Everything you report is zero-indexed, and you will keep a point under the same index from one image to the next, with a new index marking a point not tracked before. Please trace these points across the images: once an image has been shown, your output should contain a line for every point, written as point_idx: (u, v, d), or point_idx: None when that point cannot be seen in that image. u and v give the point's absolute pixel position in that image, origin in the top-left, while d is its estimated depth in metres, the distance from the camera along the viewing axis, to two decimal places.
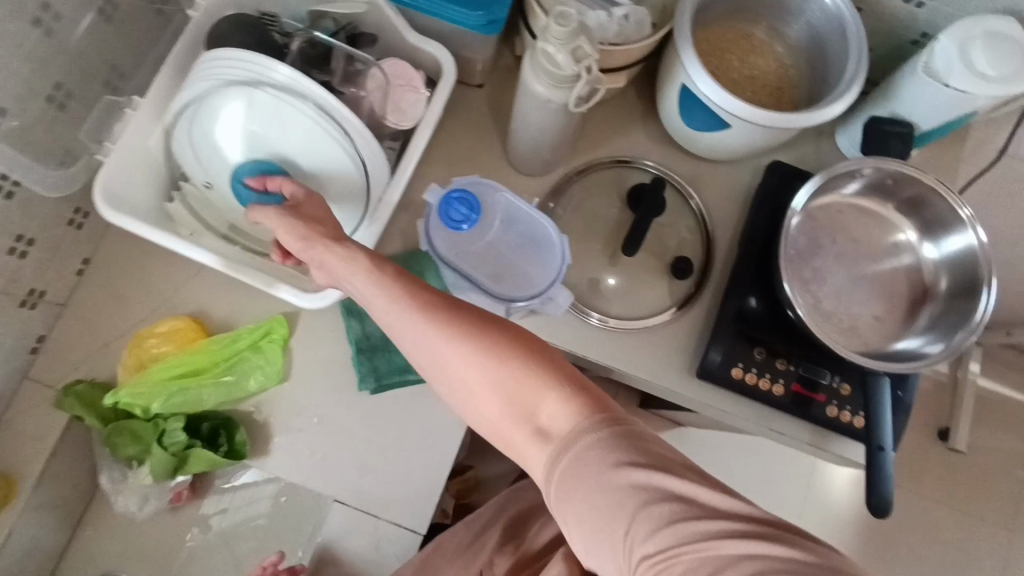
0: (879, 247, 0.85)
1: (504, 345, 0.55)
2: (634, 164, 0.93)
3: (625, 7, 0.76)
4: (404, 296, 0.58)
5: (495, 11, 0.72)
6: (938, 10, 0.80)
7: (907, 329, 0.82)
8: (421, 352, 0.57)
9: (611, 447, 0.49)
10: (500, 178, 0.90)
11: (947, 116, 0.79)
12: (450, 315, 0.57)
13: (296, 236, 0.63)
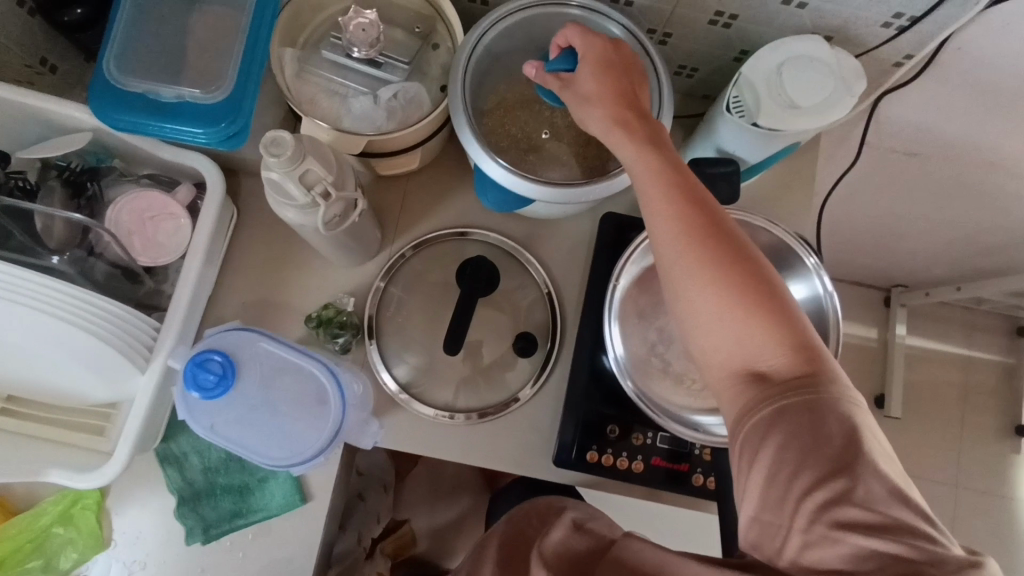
0: None
1: (742, 259, 0.53)
2: (470, 236, 0.83)
3: (390, 86, 0.68)
4: (660, 178, 0.55)
5: (231, 124, 0.62)
6: (748, 29, 0.72)
7: None
8: (671, 265, 0.55)
9: (773, 401, 0.50)
10: (313, 275, 0.80)
11: (768, 150, 0.71)
12: (701, 222, 0.54)
13: (606, 109, 0.58)
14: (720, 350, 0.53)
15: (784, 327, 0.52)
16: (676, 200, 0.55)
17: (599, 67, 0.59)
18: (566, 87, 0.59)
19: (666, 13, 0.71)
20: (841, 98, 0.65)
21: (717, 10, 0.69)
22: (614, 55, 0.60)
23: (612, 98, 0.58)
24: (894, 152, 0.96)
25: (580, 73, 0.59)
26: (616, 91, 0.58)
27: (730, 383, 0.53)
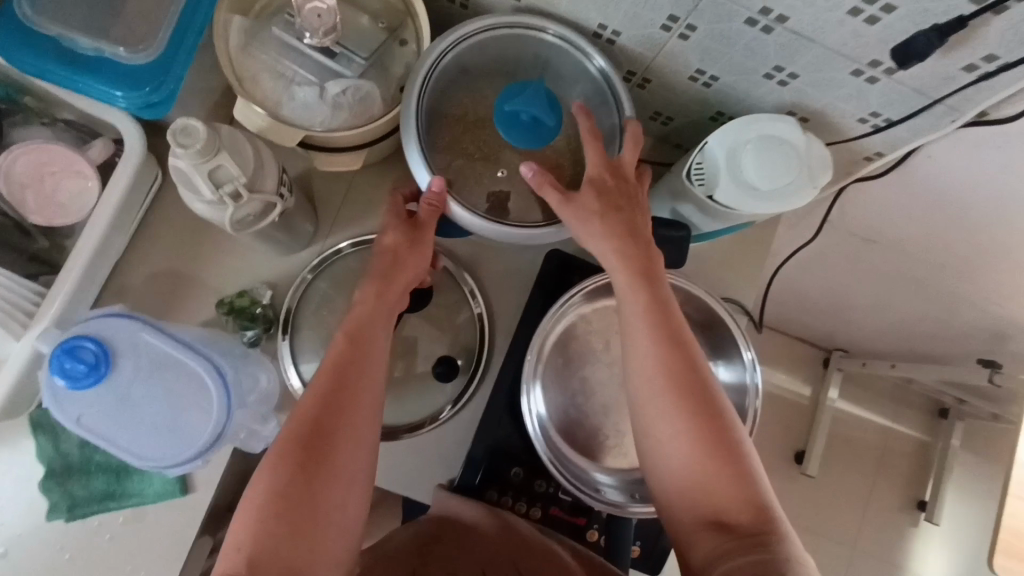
0: None
1: (716, 408, 0.52)
2: None
3: (340, 81, 0.63)
4: (646, 313, 0.55)
5: (153, 94, 0.57)
6: (727, 93, 0.69)
7: None
8: (648, 404, 0.53)
9: (734, 559, 0.45)
10: (235, 256, 0.75)
11: (723, 222, 0.69)
12: (682, 365, 0.53)
13: (609, 221, 0.58)
14: (689, 501, 0.50)
15: (749, 481, 0.49)
16: (658, 337, 0.54)
17: (598, 189, 0.60)
18: (566, 201, 0.59)
19: (647, 59, 0.68)
20: (800, 189, 0.63)
21: (701, 68, 0.66)
22: (612, 182, 0.61)
23: (612, 220, 0.59)
24: (853, 236, 0.95)
25: (582, 191, 0.60)
26: (613, 211, 0.59)
27: (695, 536, 0.49)
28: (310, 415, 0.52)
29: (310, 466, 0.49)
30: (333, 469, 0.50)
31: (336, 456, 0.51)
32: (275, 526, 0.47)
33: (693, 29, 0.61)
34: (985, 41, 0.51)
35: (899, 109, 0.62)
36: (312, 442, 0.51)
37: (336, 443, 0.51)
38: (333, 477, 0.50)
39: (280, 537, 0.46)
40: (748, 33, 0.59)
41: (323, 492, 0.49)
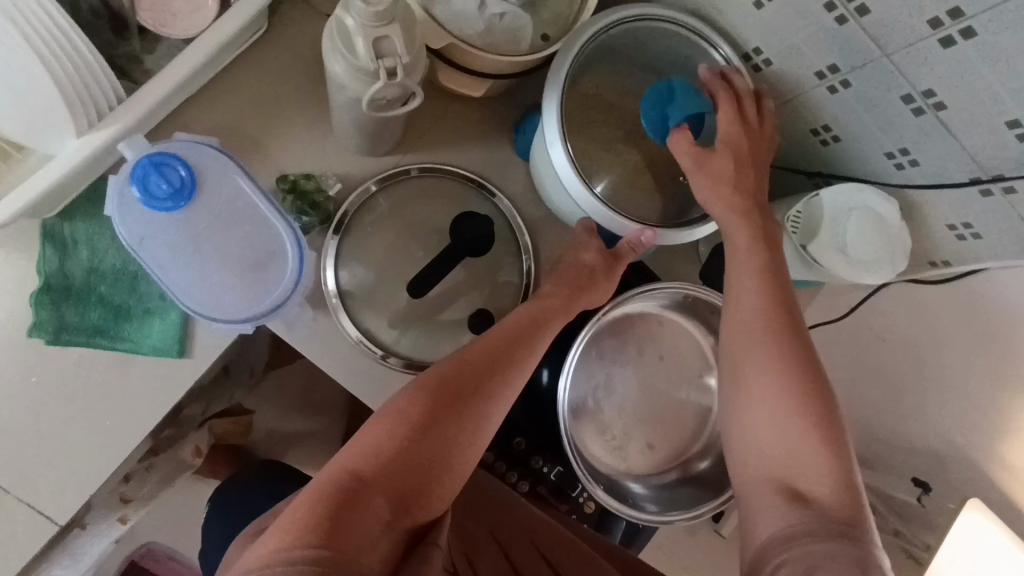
0: (687, 375, 0.77)
1: (814, 386, 0.54)
2: (486, 191, 0.77)
3: (502, 3, 0.60)
4: (762, 287, 0.59)
5: None
6: (839, 157, 0.71)
7: (663, 474, 0.74)
8: (746, 367, 0.57)
9: (805, 521, 0.47)
10: (311, 137, 0.71)
11: (797, 275, 0.71)
12: (790, 342, 0.56)
13: (733, 180, 0.62)
14: (762, 467, 0.53)
15: (835, 459, 0.51)
16: (769, 310, 0.58)
17: (732, 155, 0.62)
18: (700, 164, 0.61)
19: (781, 98, 0.69)
20: (883, 267, 0.66)
21: (829, 125, 0.68)
22: (747, 146, 0.63)
23: (737, 189, 0.62)
24: (867, 329, 1.00)
25: (719, 151, 0.61)
26: (740, 179, 0.62)
27: (765, 498, 0.51)
28: (460, 379, 0.60)
29: (446, 417, 0.57)
30: (464, 428, 0.58)
31: (465, 419, 0.58)
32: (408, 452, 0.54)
33: (846, 86, 0.62)
34: None
35: (993, 227, 0.65)
36: (453, 398, 0.59)
37: (470, 412, 0.59)
38: (458, 436, 0.57)
39: (409, 461, 0.53)
40: (896, 108, 0.61)
41: (449, 442, 0.57)
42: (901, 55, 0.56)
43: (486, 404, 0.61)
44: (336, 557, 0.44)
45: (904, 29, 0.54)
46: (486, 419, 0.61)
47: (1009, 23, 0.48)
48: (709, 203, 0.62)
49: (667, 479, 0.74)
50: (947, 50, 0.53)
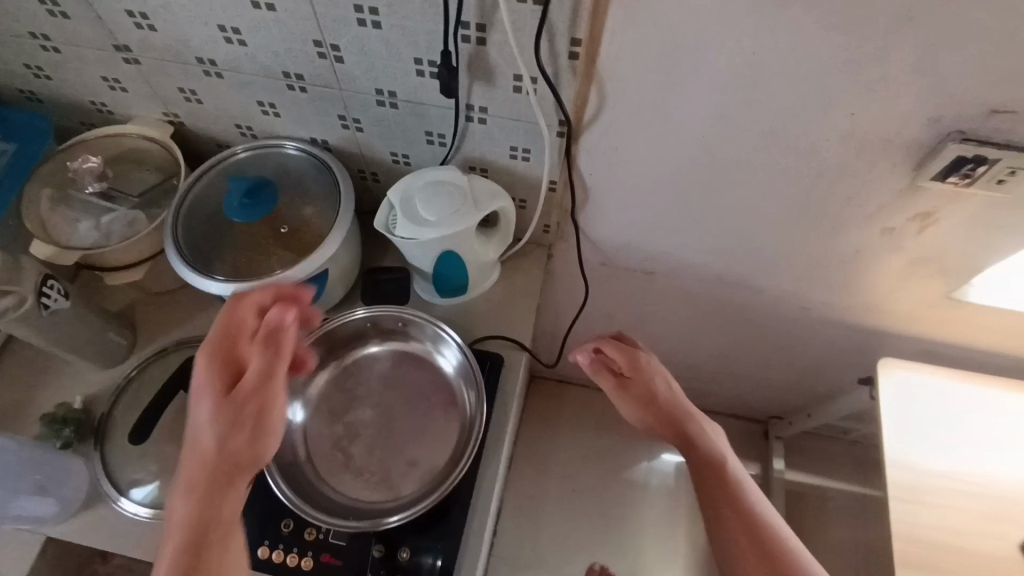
0: (416, 382, 0.85)
1: (777, 540, 0.68)
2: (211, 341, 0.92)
3: (112, 214, 0.83)
4: (704, 459, 0.76)
5: None
6: (421, 166, 0.86)
7: (436, 467, 0.79)
8: (697, 484, 0.75)
9: None
10: (66, 376, 0.90)
11: (430, 257, 0.81)
12: (733, 514, 0.71)
13: (661, 388, 0.83)
14: (737, 523, 0.70)
15: None
16: (704, 495, 0.74)
17: (653, 383, 0.83)
18: (622, 385, 0.84)
19: (357, 154, 0.87)
20: (465, 210, 0.77)
21: (390, 149, 0.84)
22: (664, 380, 0.84)
23: (652, 412, 0.82)
24: (635, 273, 1.06)
25: (632, 379, 0.84)
26: (649, 396, 0.82)
27: None
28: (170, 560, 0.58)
29: (213, 501, 0.62)
30: (229, 507, 0.62)
31: (222, 530, 0.61)
32: (220, 460, 0.63)
33: (359, 121, 0.80)
34: (500, 67, 0.66)
35: (520, 138, 0.77)
36: (190, 503, 0.61)
37: (227, 546, 0.61)
38: (211, 536, 0.60)
39: (220, 462, 0.63)
40: (387, 112, 0.77)
41: (231, 461, 0.64)
42: (342, 82, 0.74)
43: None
44: None
45: (319, 68, 0.73)
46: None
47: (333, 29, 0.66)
48: (594, 357, 0.85)
49: (432, 473, 0.79)
50: (344, 63, 0.71)
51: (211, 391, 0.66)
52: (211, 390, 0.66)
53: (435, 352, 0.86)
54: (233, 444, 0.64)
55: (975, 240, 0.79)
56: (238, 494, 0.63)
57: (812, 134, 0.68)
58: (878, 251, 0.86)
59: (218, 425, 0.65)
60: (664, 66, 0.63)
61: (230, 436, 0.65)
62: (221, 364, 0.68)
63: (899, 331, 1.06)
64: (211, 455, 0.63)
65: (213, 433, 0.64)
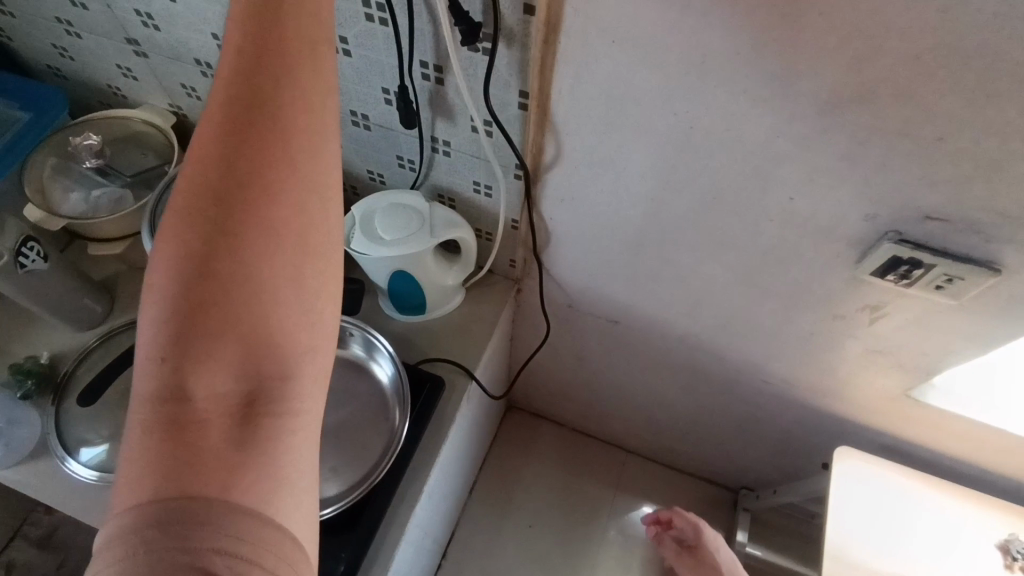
0: (351, 387, 0.88)
1: None
2: None
3: (104, 189, 0.89)
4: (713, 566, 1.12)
5: None
6: (393, 186, 0.89)
7: (354, 473, 0.81)
8: None
9: None
10: (39, 334, 0.96)
11: (384, 274, 0.84)
12: None
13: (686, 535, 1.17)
14: None
15: None
16: None
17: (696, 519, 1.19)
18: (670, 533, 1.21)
19: (337, 167, 0.91)
20: (418, 236, 0.80)
21: (366, 167, 0.88)
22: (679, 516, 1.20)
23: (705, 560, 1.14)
24: (600, 319, 1.06)
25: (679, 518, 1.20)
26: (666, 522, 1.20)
27: None
28: (163, 304, 0.38)
29: (230, 222, 0.39)
30: (254, 222, 0.40)
31: (269, 251, 0.40)
32: (225, 176, 0.40)
33: (338, 137, 0.84)
34: (459, 106, 0.69)
35: (483, 175, 0.79)
36: (178, 255, 0.38)
37: (290, 305, 0.41)
38: (245, 281, 0.39)
39: (226, 165, 0.40)
40: (361, 133, 0.81)
41: (274, 179, 0.41)
42: None
43: (280, 470, 0.39)
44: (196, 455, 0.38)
45: None
46: (256, 503, 0.36)
47: None
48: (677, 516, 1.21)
49: (350, 478, 0.80)
50: None
51: (228, 86, 0.41)
52: (230, 94, 0.41)
53: (370, 359, 0.89)
54: (244, 165, 0.40)
55: (926, 341, 0.77)
56: (292, 233, 0.41)
57: (755, 212, 0.69)
58: (832, 337, 0.84)
59: (232, 106, 0.41)
60: (605, 127, 0.66)
61: (243, 128, 0.41)
62: (238, 48, 0.42)
63: (860, 420, 1.03)
64: (221, 148, 0.40)
65: (201, 165, 0.40)
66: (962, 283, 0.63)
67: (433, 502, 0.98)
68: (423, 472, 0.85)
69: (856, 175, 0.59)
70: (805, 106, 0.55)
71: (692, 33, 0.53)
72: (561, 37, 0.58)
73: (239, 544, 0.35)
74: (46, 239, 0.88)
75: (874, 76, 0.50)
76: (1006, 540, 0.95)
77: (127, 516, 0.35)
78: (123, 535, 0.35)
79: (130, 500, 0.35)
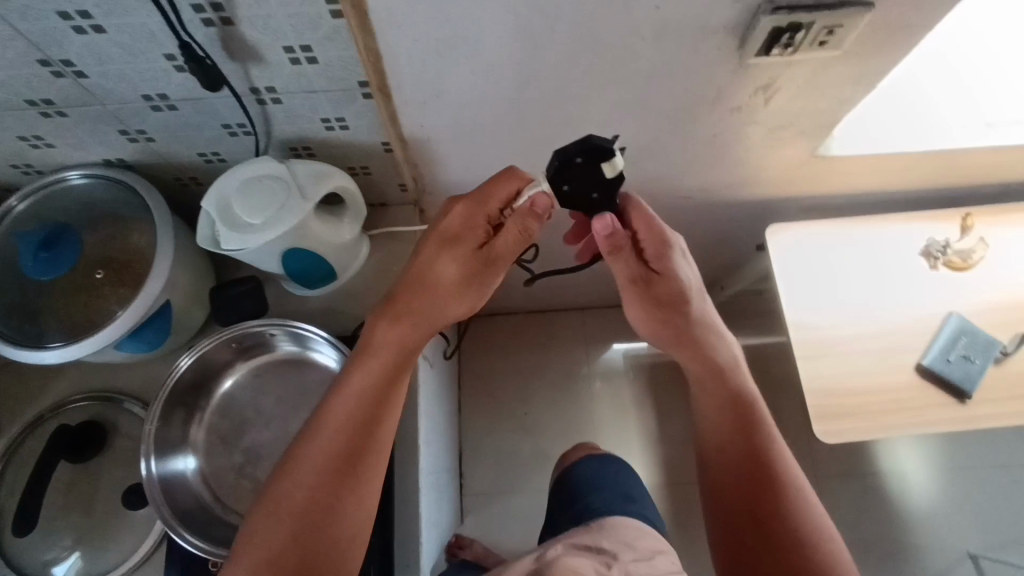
0: (301, 385, 0.79)
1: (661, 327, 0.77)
2: (63, 407, 0.85)
3: None
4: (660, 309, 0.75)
5: None
6: (237, 160, 0.77)
7: None
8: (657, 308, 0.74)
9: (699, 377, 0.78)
10: None
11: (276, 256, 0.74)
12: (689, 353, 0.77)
13: (639, 263, 0.70)
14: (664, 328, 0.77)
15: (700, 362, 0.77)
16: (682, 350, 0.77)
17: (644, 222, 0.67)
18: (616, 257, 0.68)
19: (163, 164, 0.77)
20: (292, 205, 0.70)
21: (196, 151, 0.75)
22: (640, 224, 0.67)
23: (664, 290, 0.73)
24: None
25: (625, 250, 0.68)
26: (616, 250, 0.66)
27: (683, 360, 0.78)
28: (283, 526, 0.58)
29: (353, 476, 0.61)
30: (374, 453, 0.63)
31: (358, 489, 0.62)
32: (361, 424, 0.62)
33: (144, 131, 0.70)
34: (262, 43, 0.57)
35: (329, 109, 0.68)
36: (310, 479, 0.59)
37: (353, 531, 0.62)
38: (333, 522, 0.60)
39: (353, 436, 0.62)
40: (168, 115, 0.67)
41: (372, 452, 0.63)
42: (98, 96, 0.63)
43: None
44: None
45: (64, 88, 0.62)
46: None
47: (50, 44, 0.55)
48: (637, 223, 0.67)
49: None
50: (87, 76, 0.60)
51: (381, 360, 0.64)
52: (391, 348, 0.64)
53: (306, 349, 0.80)
54: (372, 413, 0.63)
55: (820, 99, 0.77)
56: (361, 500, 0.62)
57: (626, 37, 0.63)
58: (734, 131, 0.83)
59: (376, 387, 0.63)
60: (437, 6, 0.56)
61: (377, 408, 0.63)
62: (402, 327, 0.64)
63: (778, 194, 1.06)
64: (347, 427, 0.62)
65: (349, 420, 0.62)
66: (843, 29, 0.61)
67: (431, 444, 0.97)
68: (411, 428, 0.82)
69: None
70: None
71: None
72: None
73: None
74: None
75: None
76: (926, 246, 1.05)
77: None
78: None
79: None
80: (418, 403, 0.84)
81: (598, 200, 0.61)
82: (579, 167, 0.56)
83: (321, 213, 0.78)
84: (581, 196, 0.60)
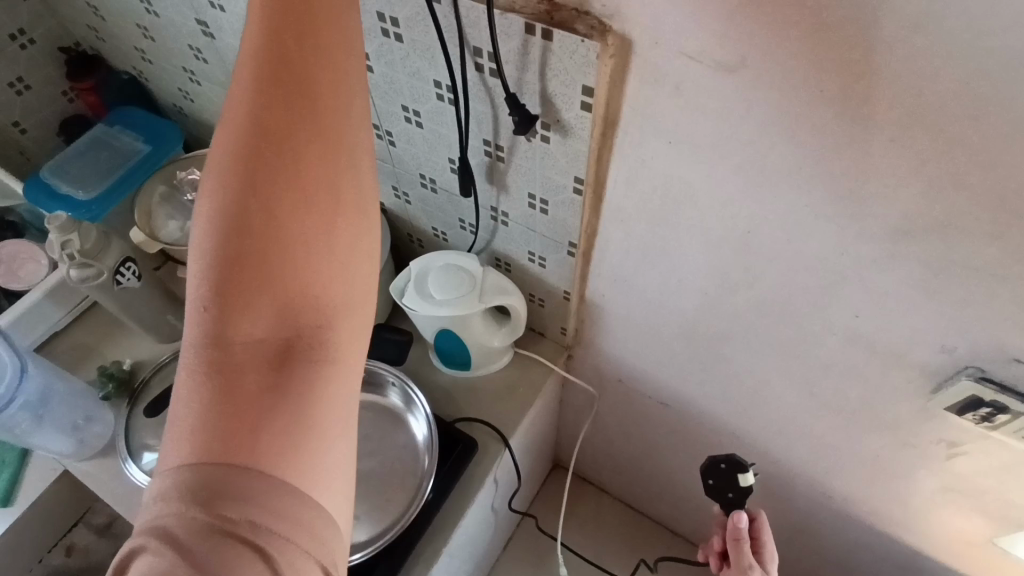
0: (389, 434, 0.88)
1: None
2: None
3: None
4: None
5: (93, 206, 0.97)
6: (454, 246, 0.92)
7: (380, 526, 0.81)
8: None
9: None
10: (126, 341, 1.05)
11: (434, 327, 0.86)
12: None
13: (739, 553, 0.75)
14: None
15: None
16: None
17: (765, 534, 0.77)
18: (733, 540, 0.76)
19: (405, 221, 0.95)
20: (467, 299, 0.81)
21: (431, 226, 0.91)
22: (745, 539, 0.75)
23: None
24: (649, 400, 1.01)
25: (735, 536, 0.75)
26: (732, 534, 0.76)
27: None
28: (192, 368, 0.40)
29: (261, 227, 0.42)
30: (294, 204, 0.43)
31: (301, 247, 0.43)
32: (255, 164, 0.43)
33: (407, 195, 0.88)
34: (517, 182, 0.71)
35: (538, 247, 0.80)
36: (211, 322, 0.41)
37: (341, 256, 0.46)
38: (277, 299, 0.42)
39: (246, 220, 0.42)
40: (428, 194, 0.84)
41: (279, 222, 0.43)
42: (393, 161, 0.83)
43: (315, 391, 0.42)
44: (243, 403, 0.39)
45: (378, 146, 0.82)
46: (296, 418, 0.40)
47: (388, 119, 0.76)
48: (758, 533, 0.77)
49: (370, 533, 0.80)
50: (395, 146, 0.79)
51: (254, 88, 0.44)
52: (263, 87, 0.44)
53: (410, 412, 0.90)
54: (276, 146, 0.43)
55: (1013, 488, 0.68)
56: (338, 286, 0.45)
57: (816, 324, 0.64)
58: (903, 465, 0.75)
59: (261, 111, 0.43)
60: (659, 220, 0.65)
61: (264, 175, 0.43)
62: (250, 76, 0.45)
63: (938, 558, 0.90)
64: (245, 154, 0.43)
65: (230, 189, 0.42)
66: None
67: (452, 565, 0.96)
68: (443, 533, 0.84)
69: (929, 303, 0.54)
70: (874, 227, 0.52)
71: (749, 142, 0.52)
72: (617, 132, 0.59)
73: (268, 521, 0.37)
74: (143, 260, 0.98)
75: (950, 208, 0.47)
76: None
77: (171, 476, 0.37)
78: (165, 495, 0.37)
79: (166, 472, 0.38)
80: (463, 515, 0.86)
81: (732, 499, 0.78)
82: (724, 471, 0.78)
83: (487, 316, 0.89)
84: (718, 493, 0.79)
